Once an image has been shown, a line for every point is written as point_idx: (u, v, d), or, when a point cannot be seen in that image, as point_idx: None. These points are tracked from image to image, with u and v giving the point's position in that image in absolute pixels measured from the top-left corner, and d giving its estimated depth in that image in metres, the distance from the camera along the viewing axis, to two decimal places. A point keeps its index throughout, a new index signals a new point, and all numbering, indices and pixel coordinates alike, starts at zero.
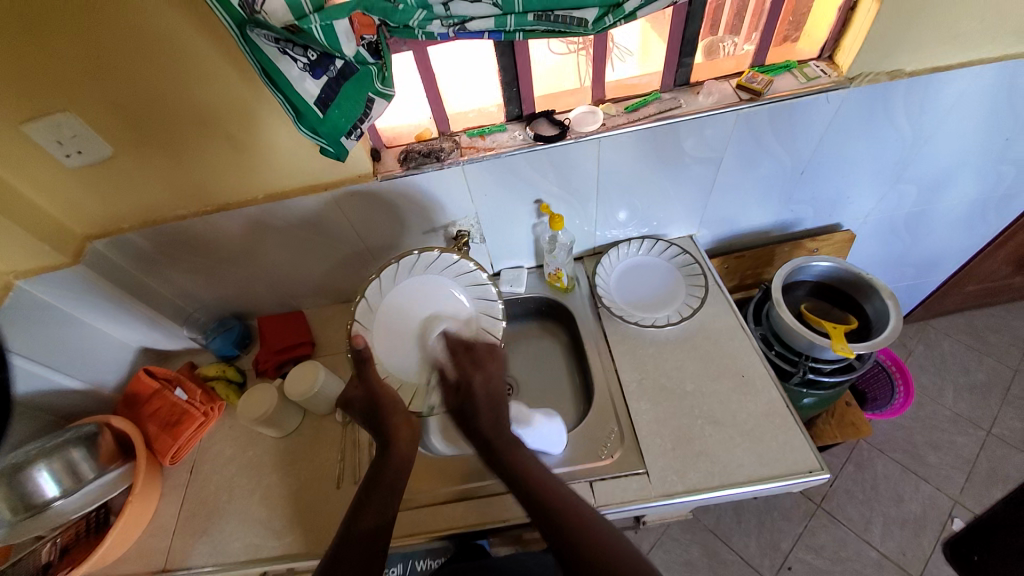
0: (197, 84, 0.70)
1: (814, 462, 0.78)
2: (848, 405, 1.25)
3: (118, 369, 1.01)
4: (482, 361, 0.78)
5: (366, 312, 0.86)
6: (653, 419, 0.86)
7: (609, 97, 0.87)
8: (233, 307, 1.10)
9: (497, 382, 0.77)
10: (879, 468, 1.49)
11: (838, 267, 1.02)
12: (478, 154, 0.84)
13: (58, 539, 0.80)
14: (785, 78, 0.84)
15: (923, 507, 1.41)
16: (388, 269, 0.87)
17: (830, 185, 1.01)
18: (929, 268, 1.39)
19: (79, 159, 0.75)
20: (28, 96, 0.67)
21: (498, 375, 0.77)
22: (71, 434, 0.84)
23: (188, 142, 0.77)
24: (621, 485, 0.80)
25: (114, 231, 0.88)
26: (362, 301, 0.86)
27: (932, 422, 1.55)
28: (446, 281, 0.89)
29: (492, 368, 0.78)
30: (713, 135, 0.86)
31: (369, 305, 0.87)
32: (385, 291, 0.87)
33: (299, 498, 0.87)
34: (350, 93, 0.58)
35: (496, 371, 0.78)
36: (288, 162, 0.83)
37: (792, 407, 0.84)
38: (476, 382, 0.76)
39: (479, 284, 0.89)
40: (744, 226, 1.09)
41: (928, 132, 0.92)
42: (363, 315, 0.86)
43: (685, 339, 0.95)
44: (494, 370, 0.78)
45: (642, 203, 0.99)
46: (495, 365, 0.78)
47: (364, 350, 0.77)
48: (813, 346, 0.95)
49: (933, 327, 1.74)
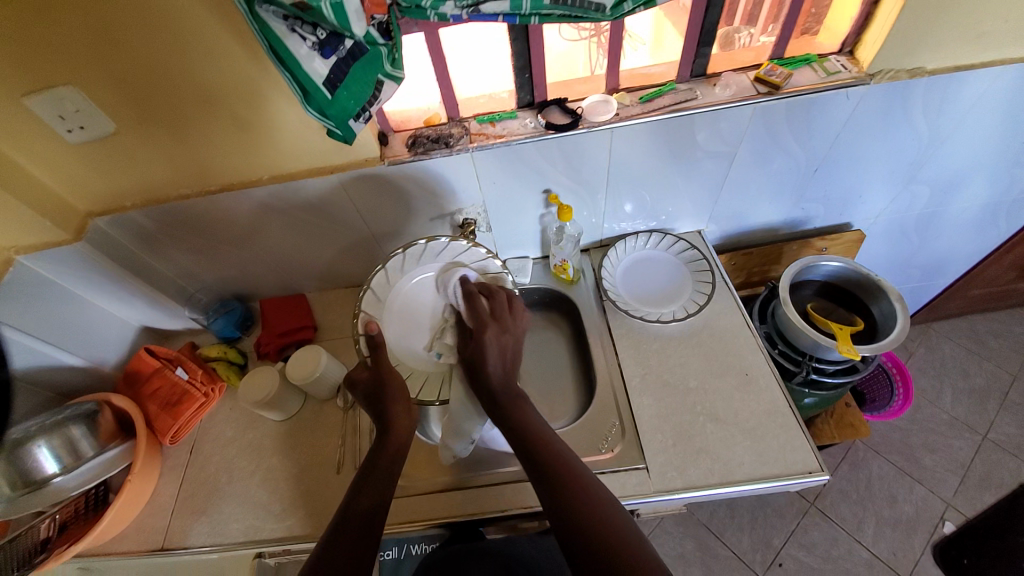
0: (202, 60, 0.68)
1: (814, 462, 0.78)
2: (848, 406, 1.24)
3: (118, 348, 1.01)
4: (501, 316, 0.77)
5: (373, 303, 0.83)
6: (654, 415, 0.86)
7: (623, 87, 0.86)
8: (234, 289, 1.09)
9: (515, 340, 0.76)
10: (874, 468, 1.50)
11: (847, 267, 1.01)
12: (488, 141, 0.83)
13: (56, 516, 0.80)
14: (804, 72, 0.82)
15: (916, 508, 1.42)
16: (395, 259, 0.84)
17: (844, 184, 1.00)
18: (936, 271, 1.37)
19: (82, 135, 0.74)
20: (30, 68, 0.65)
21: (516, 330, 0.77)
22: (71, 411, 0.84)
23: (192, 120, 0.76)
24: (619, 479, 0.80)
25: (117, 209, 0.87)
26: (368, 292, 0.83)
27: (930, 425, 1.55)
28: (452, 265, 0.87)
29: (507, 324, 0.77)
30: (727, 128, 0.84)
31: (376, 295, 0.83)
32: (393, 281, 0.84)
33: (298, 481, 0.88)
34: (359, 74, 0.57)
35: (514, 326, 0.77)
36: (293, 144, 0.81)
37: (794, 407, 0.84)
38: (490, 335, 0.74)
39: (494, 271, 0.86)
40: (754, 223, 1.08)
41: (947, 132, 0.90)
42: (371, 306, 0.83)
43: (688, 336, 0.94)
44: (512, 328, 0.77)
45: (651, 196, 0.97)
46: (512, 321, 0.77)
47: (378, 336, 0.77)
48: (817, 346, 0.94)
49: (935, 330, 1.73)
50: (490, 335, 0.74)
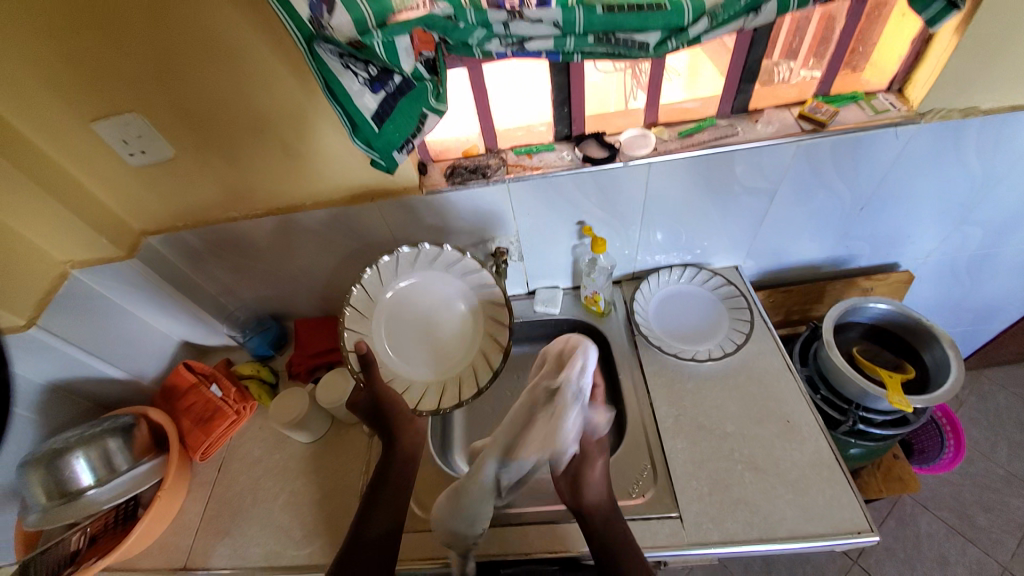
0: (257, 91, 0.72)
1: (864, 521, 0.72)
2: (897, 458, 1.16)
3: (159, 362, 1.04)
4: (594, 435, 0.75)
5: (356, 318, 0.85)
6: (689, 460, 0.82)
7: (661, 121, 0.86)
8: (270, 308, 1.12)
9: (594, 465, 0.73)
10: (923, 526, 1.38)
11: (897, 311, 0.96)
12: (525, 173, 0.84)
13: (87, 529, 0.82)
14: (850, 109, 0.80)
15: (972, 574, 1.30)
16: (372, 273, 0.86)
17: (891, 224, 0.96)
18: (989, 316, 1.29)
19: (141, 158, 0.79)
20: (105, 95, 0.70)
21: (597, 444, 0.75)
22: (108, 424, 0.86)
23: (243, 146, 0.79)
24: (650, 528, 0.76)
25: (168, 228, 0.91)
26: (350, 309, 0.84)
27: (986, 482, 1.43)
28: (435, 273, 0.89)
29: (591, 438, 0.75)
30: (768, 163, 0.82)
31: (359, 310, 0.85)
32: (373, 294, 0.87)
33: (320, 507, 0.87)
34: (405, 109, 0.59)
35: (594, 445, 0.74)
36: (335, 169, 0.84)
37: (842, 459, 0.79)
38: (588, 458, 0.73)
39: (472, 268, 0.88)
40: (795, 260, 1.05)
41: (1003, 173, 0.86)
42: (356, 323, 0.85)
43: (726, 375, 0.91)
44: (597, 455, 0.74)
45: (686, 230, 0.96)
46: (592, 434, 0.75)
47: (368, 354, 0.77)
48: (865, 393, 0.89)
49: (988, 377, 1.61)
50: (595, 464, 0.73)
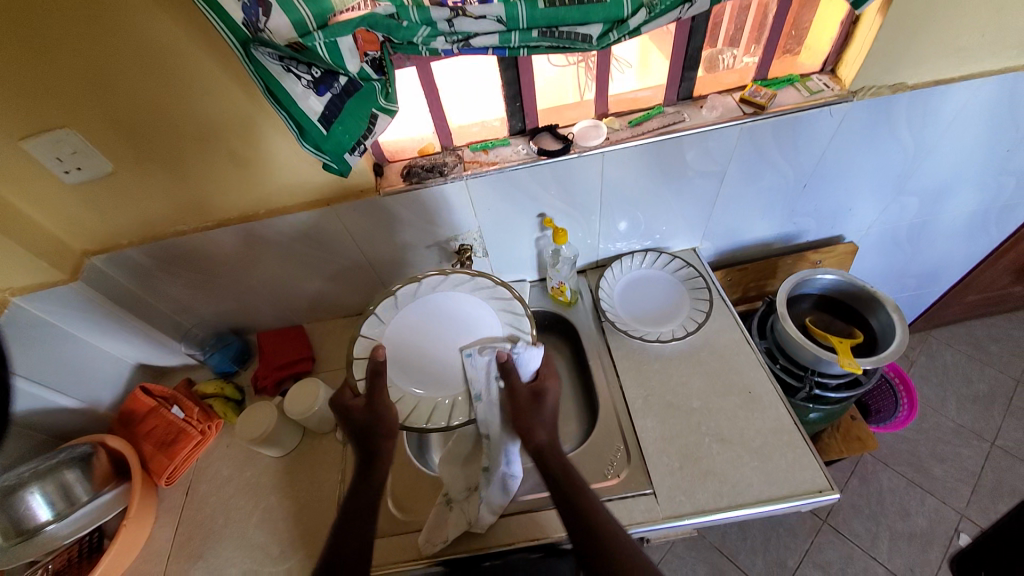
0: (198, 98, 0.69)
1: (823, 481, 0.77)
2: (853, 419, 1.23)
3: (115, 388, 1.00)
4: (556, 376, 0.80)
5: (377, 325, 0.79)
6: (660, 437, 0.84)
7: (613, 111, 0.88)
8: (231, 323, 1.08)
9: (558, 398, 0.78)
10: (884, 481, 1.47)
11: (843, 279, 1.02)
12: (482, 169, 0.84)
13: (48, 565, 0.77)
14: (788, 91, 0.84)
15: (929, 521, 1.39)
16: (409, 286, 0.81)
17: (834, 198, 1.01)
18: (930, 279, 1.38)
19: (79, 175, 0.75)
20: (29, 111, 0.66)
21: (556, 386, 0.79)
22: (64, 455, 0.82)
23: (188, 157, 0.77)
24: (627, 506, 0.78)
25: (113, 247, 0.87)
26: (373, 314, 0.79)
27: (937, 434, 1.54)
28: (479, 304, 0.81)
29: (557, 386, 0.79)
30: (715, 148, 0.86)
31: (381, 319, 0.79)
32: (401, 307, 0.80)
33: (298, 519, 0.85)
34: (353, 110, 0.58)
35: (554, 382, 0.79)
36: (289, 175, 0.82)
37: (799, 423, 0.83)
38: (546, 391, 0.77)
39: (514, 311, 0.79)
40: (749, 238, 1.09)
41: (931, 144, 0.92)
42: (374, 329, 0.78)
43: (689, 353, 0.94)
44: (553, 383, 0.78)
45: (645, 215, 0.98)
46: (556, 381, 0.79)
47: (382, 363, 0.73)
48: (819, 360, 0.94)
49: (934, 337, 1.73)
50: (551, 387, 0.77)
